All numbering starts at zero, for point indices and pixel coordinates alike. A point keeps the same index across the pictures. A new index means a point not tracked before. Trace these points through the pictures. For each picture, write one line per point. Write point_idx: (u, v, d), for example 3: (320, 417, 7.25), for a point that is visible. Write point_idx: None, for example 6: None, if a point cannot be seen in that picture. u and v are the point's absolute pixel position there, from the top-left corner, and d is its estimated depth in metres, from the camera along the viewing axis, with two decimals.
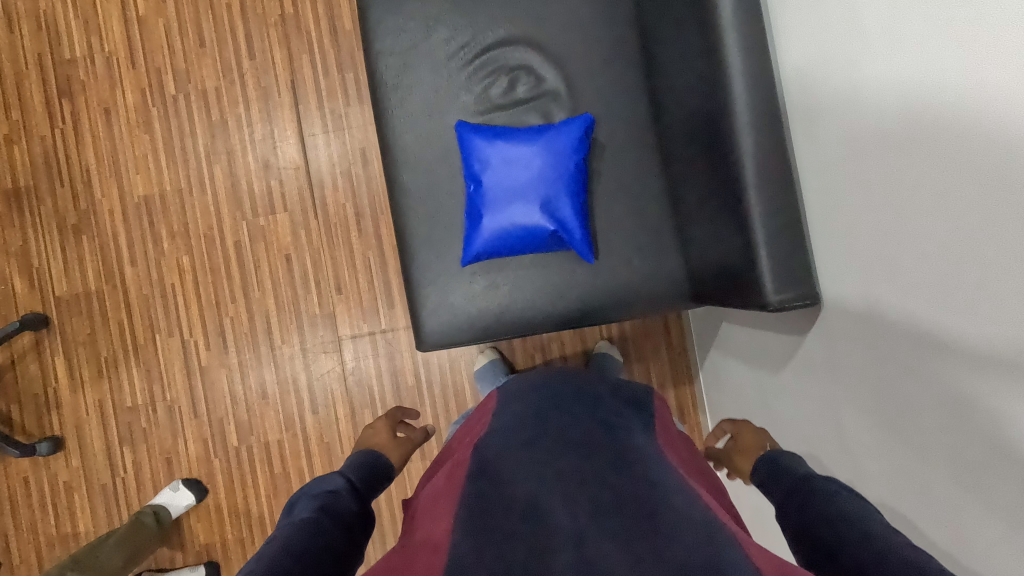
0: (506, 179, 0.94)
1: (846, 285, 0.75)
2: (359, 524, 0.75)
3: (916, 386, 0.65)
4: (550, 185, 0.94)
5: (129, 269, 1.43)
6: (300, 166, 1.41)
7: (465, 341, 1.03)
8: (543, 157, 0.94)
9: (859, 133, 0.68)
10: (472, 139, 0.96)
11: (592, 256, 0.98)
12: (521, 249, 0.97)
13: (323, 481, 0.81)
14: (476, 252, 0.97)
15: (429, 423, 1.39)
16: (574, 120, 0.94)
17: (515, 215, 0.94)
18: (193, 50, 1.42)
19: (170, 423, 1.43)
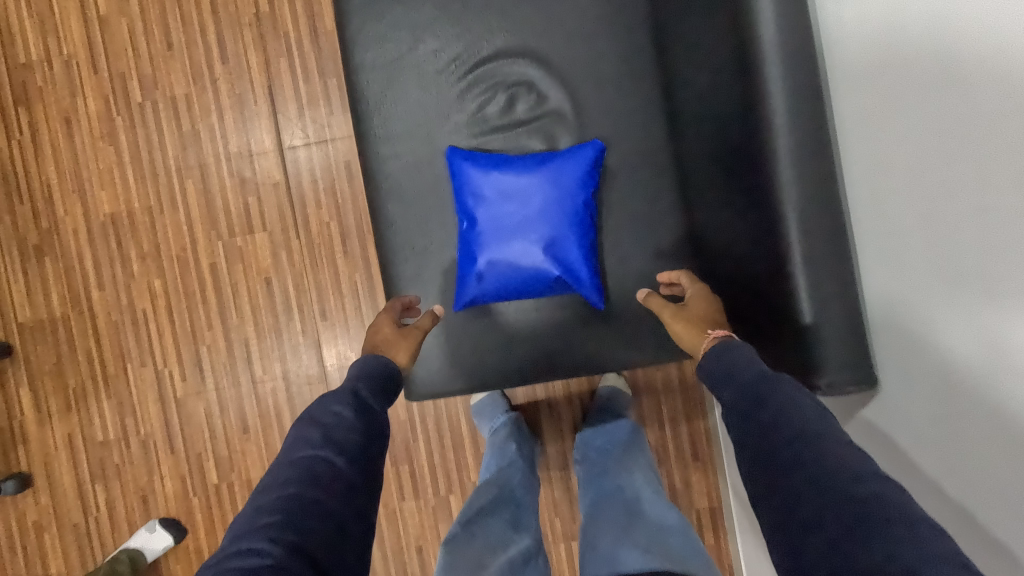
0: (504, 217, 0.83)
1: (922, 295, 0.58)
2: (369, 469, 0.67)
3: (994, 429, 0.51)
4: (554, 224, 0.82)
5: (97, 294, 1.32)
6: (279, 181, 1.29)
7: (459, 392, 0.92)
8: (546, 190, 0.82)
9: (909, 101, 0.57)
10: (466, 169, 0.84)
11: (602, 301, 0.87)
12: (521, 294, 0.86)
13: (330, 405, 0.69)
14: (471, 297, 0.86)
15: (422, 459, 1.30)
16: (583, 148, 0.83)
17: (514, 257, 0.83)
18: (160, 53, 1.29)
19: (145, 459, 1.33)
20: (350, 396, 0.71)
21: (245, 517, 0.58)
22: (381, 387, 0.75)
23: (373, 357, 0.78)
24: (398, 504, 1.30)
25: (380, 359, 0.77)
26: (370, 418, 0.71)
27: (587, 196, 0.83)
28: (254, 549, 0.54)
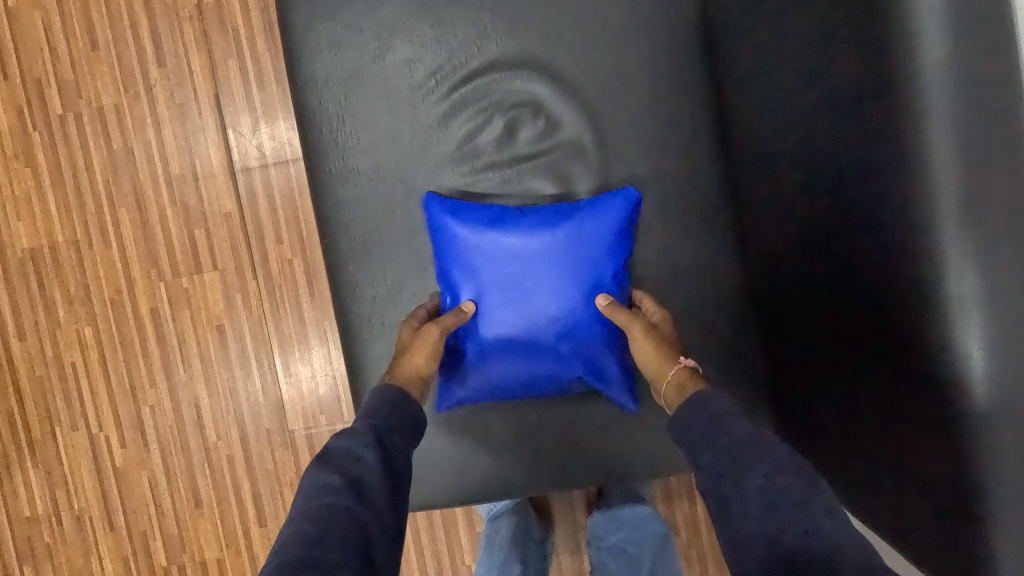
0: (506, 291, 0.67)
1: None
2: (397, 529, 0.55)
3: None
4: (569, 301, 0.66)
5: (17, 345, 1.11)
6: (232, 209, 1.07)
7: (447, 502, 0.72)
8: (559, 252, 0.67)
9: None
10: (456, 230, 0.67)
11: (634, 402, 0.69)
12: (529, 389, 0.68)
13: (354, 444, 0.57)
14: (464, 394, 0.68)
15: (408, 540, 1.09)
16: (605, 198, 0.67)
17: (521, 340, 0.66)
18: (83, 54, 1.06)
19: (80, 538, 1.13)
20: (376, 436, 0.58)
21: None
22: (412, 425, 0.63)
23: (389, 388, 0.63)
24: None
25: (400, 390, 0.64)
26: (398, 462, 0.59)
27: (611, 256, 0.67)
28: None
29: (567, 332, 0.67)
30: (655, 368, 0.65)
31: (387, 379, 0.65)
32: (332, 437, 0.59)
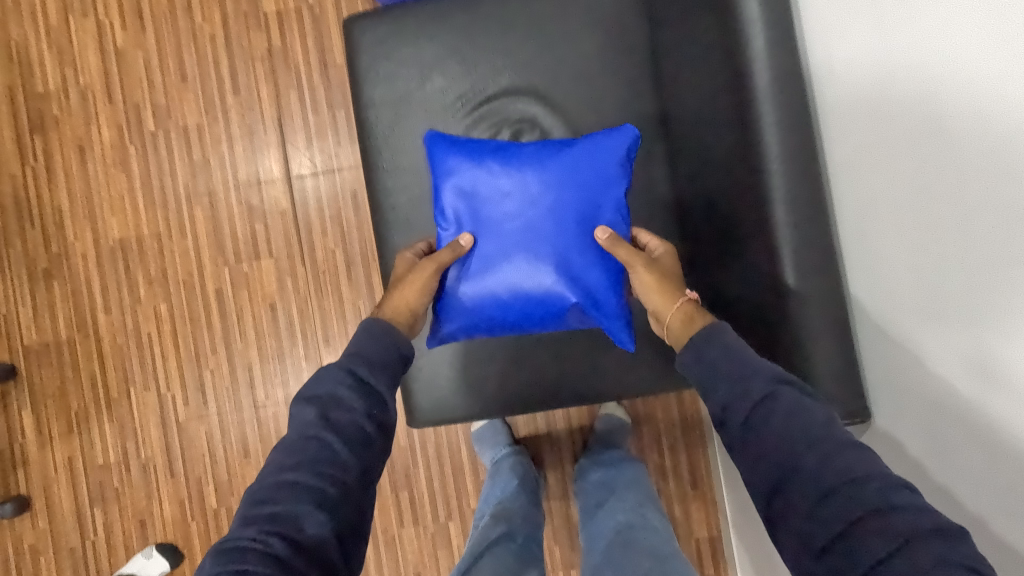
0: (512, 229, 0.83)
1: (914, 295, 0.61)
2: (370, 447, 0.69)
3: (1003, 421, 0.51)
4: (567, 240, 0.82)
5: (103, 317, 1.34)
6: (286, 209, 1.32)
7: (459, 417, 0.94)
8: (554, 178, 0.84)
9: (889, 116, 0.60)
10: (476, 176, 0.85)
11: (627, 336, 0.83)
12: (527, 311, 0.84)
13: (329, 384, 0.70)
14: (463, 312, 0.85)
15: (423, 486, 1.30)
16: (608, 150, 0.84)
17: (526, 268, 0.82)
18: (174, 84, 1.33)
19: (144, 483, 1.33)
20: (348, 375, 0.72)
21: (246, 498, 0.63)
22: (386, 359, 0.76)
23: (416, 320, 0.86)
24: (398, 530, 1.30)
25: (390, 318, 0.82)
26: (370, 394, 0.72)
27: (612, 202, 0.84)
28: (257, 537, 0.58)
29: (567, 264, 0.82)
30: (658, 302, 0.77)
31: (375, 319, 0.79)
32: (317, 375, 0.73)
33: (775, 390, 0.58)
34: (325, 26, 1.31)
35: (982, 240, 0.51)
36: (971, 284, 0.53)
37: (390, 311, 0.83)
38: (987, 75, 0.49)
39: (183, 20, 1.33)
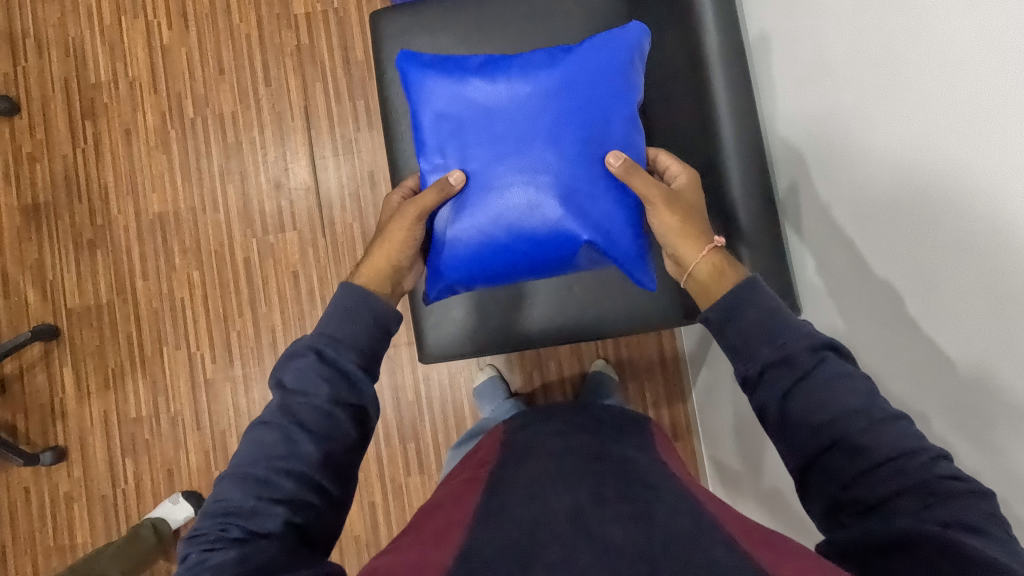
0: (515, 170, 0.88)
1: (836, 240, 0.79)
2: (335, 433, 0.69)
3: (896, 321, 0.69)
4: (571, 180, 0.87)
5: (140, 282, 1.48)
6: (310, 187, 1.48)
7: (464, 352, 1.07)
8: (545, 87, 0.89)
9: (816, 101, 0.79)
10: (482, 124, 0.90)
11: (634, 270, 0.90)
12: (537, 252, 0.90)
13: (296, 372, 0.71)
14: (472, 256, 0.91)
15: (429, 438, 1.42)
16: (606, 92, 0.90)
17: (530, 210, 0.87)
18: (213, 77, 1.50)
19: (173, 435, 1.45)
20: (317, 359, 0.72)
21: (219, 481, 0.67)
22: (356, 337, 0.75)
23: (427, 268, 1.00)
24: (405, 479, 1.42)
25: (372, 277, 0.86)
26: (338, 378, 0.71)
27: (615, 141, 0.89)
28: (217, 526, 0.62)
29: (569, 203, 0.87)
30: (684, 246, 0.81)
31: (348, 288, 0.78)
32: (287, 357, 0.73)
33: (823, 356, 0.63)
34: (349, 27, 1.48)
35: (880, 206, 0.70)
36: (873, 238, 0.72)
37: (372, 270, 0.87)
38: (883, 85, 0.66)
39: (222, 21, 1.50)
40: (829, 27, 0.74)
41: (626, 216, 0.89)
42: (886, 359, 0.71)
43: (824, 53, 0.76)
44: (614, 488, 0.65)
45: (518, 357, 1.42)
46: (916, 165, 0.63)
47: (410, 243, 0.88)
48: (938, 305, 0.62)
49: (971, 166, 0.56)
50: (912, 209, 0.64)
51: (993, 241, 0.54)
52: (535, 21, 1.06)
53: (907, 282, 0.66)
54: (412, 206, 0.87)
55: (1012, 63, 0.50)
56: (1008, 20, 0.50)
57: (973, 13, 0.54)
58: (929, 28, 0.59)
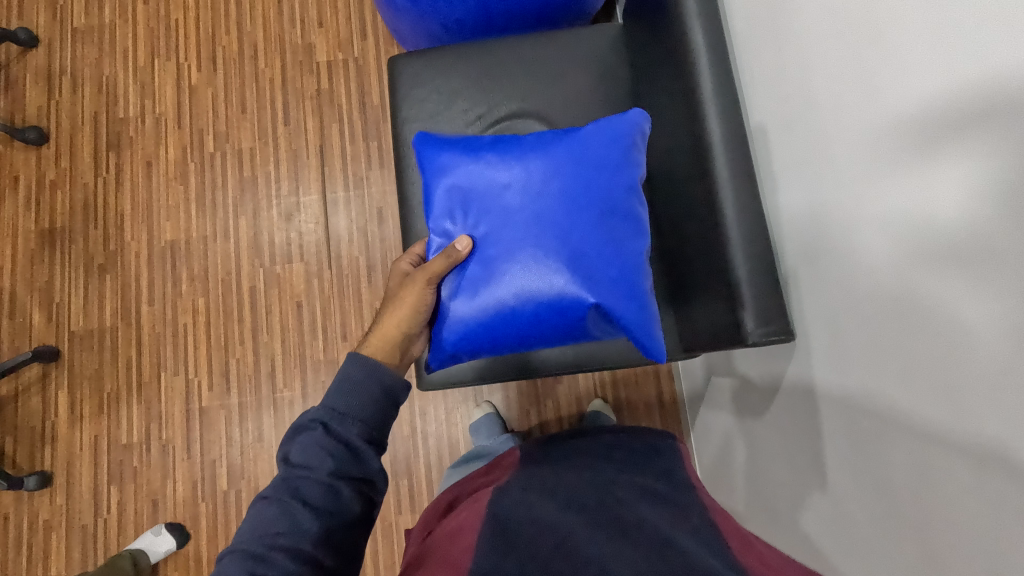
0: (517, 234, 0.86)
1: (822, 304, 0.74)
2: (338, 516, 0.63)
3: (888, 396, 0.63)
4: (578, 244, 0.85)
5: (146, 308, 1.50)
6: (319, 221, 1.52)
7: (463, 380, 1.06)
8: (553, 158, 0.89)
9: (797, 155, 0.76)
10: (487, 190, 0.90)
11: (646, 337, 0.86)
12: (546, 318, 0.86)
13: (302, 446, 0.65)
14: (473, 324, 0.88)
15: (422, 475, 1.39)
16: (613, 158, 0.88)
17: (537, 275, 0.84)
18: (235, 115, 1.58)
19: (162, 463, 1.43)
20: (324, 433, 0.66)
21: (220, 555, 0.62)
22: (365, 409, 0.69)
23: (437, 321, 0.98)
24: (395, 517, 1.38)
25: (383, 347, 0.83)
26: (344, 455, 0.65)
27: (623, 208, 0.88)
28: None
29: (577, 270, 0.84)
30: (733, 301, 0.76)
31: (355, 357, 0.71)
32: (294, 426, 0.67)
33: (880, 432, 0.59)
34: (367, 74, 1.58)
35: (860, 282, 0.67)
36: (863, 306, 0.66)
37: (381, 340, 0.85)
38: (872, 146, 0.62)
39: (248, 65, 1.60)
40: (809, 78, 0.71)
41: (636, 286, 0.86)
42: (880, 436, 0.65)
43: (804, 104, 0.73)
44: (615, 503, 0.64)
45: (517, 394, 1.42)
46: (912, 235, 0.58)
47: (420, 309, 0.87)
48: (939, 384, 0.56)
49: (974, 238, 0.50)
50: (909, 277, 0.58)
51: (1003, 322, 0.48)
52: (542, 65, 1.13)
53: (904, 356, 0.60)
54: (422, 270, 0.87)
55: (1010, 133, 0.46)
56: (1000, 82, 0.46)
57: (965, 74, 0.50)
58: (918, 88, 0.55)
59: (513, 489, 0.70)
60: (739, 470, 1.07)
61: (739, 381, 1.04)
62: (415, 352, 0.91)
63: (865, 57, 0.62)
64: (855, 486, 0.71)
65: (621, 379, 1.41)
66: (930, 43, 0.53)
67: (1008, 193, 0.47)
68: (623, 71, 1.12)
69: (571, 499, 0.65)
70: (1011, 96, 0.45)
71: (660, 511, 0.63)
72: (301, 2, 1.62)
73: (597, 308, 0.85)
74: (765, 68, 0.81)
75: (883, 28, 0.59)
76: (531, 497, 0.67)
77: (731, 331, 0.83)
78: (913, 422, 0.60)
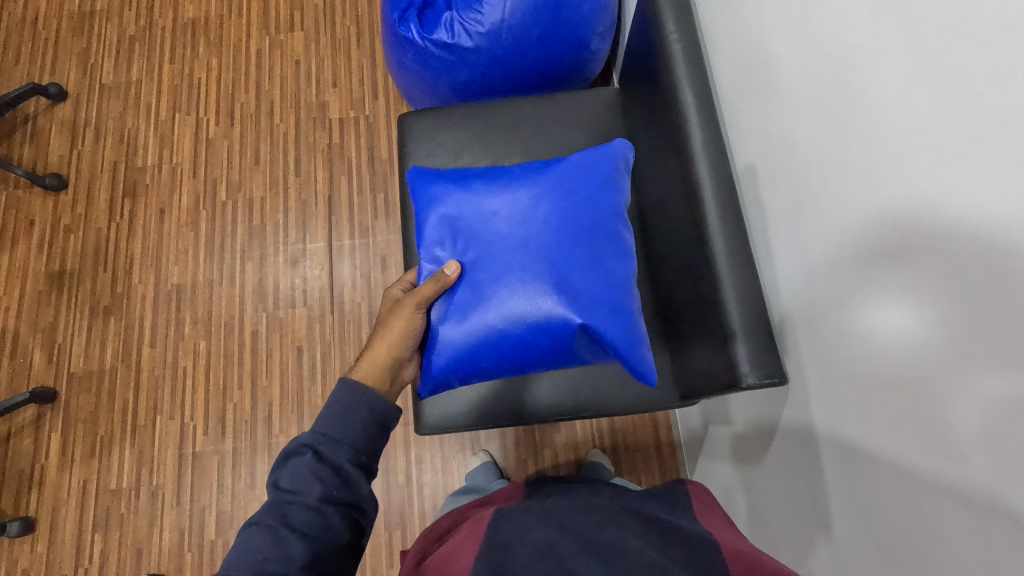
0: (506, 260, 0.89)
1: (817, 341, 0.76)
2: (325, 544, 0.62)
3: (886, 429, 0.64)
4: (564, 267, 0.87)
5: (147, 350, 1.51)
6: (324, 268, 1.56)
7: (460, 427, 1.06)
8: (538, 187, 0.93)
9: (789, 197, 0.79)
10: (477, 217, 0.94)
11: (634, 358, 0.88)
12: (535, 341, 0.88)
13: (292, 471, 0.65)
14: (464, 348, 0.89)
15: (416, 526, 1.36)
16: (599, 183, 0.93)
17: (525, 298, 0.87)
18: (249, 166, 1.65)
19: (150, 509, 1.40)
20: (314, 458, 0.66)
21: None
22: (355, 435, 0.70)
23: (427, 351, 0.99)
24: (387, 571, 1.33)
25: (373, 371, 0.84)
26: (333, 481, 0.66)
27: (609, 231, 0.91)
28: None
29: (563, 293, 0.86)
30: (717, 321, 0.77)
31: (347, 383, 0.73)
32: (285, 452, 0.68)
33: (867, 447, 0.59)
34: (376, 130, 1.66)
35: (855, 316, 0.68)
36: (859, 342, 0.67)
37: (370, 362, 0.85)
38: (860, 197, 0.65)
39: (263, 120, 1.69)
40: (797, 125, 0.76)
41: (623, 309, 0.88)
42: (878, 471, 0.65)
43: (793, 150, 0.77)
44: (610, 527, 0.64)
45: (514, 443, 1.41)
46: (907, 277, 0.59)
47: (409, 335, 0.89)
48: (937, 432, 0.56)
49: (965, 290, 0.53)
50: (906, 313, 0.60)
51: (1001, 355, 0.49)
52: (542, 121, 1.20)
53: (903, 399, 0.61)
54: (412, 296, 0.90)
55: (994, 177, 0.49)
56: (981, 142, 0.50)
57: (944, 124, 0.54)
58: (897, 142, 0.59)
59: (510, 516, 0.70)
60: (741, 521, 1.05)
61: (736, 429, 1.04)
62: (407, 377, 0.91)
63: (849, 105, 0.66)
64: (856, 525, 0.70)
65: (619, 428, 1.40)
66: (907, 99, 0.57)
67: (998, 229, 0.49)
68: (619, 126, 1.19)
69: (565, 523, 0.65)
70: (994, 150, 0.49)
71: (653, 537, 0.63)
72: (317, 64, 1.73)
73: (584, 329, 0.87)
74: (754, 122, 0.86)
75: (864, 77, 0.63)
76: (527, 520, 0.67)
77: (726, 361, 0.84)
78: (913, 456, 0.60)
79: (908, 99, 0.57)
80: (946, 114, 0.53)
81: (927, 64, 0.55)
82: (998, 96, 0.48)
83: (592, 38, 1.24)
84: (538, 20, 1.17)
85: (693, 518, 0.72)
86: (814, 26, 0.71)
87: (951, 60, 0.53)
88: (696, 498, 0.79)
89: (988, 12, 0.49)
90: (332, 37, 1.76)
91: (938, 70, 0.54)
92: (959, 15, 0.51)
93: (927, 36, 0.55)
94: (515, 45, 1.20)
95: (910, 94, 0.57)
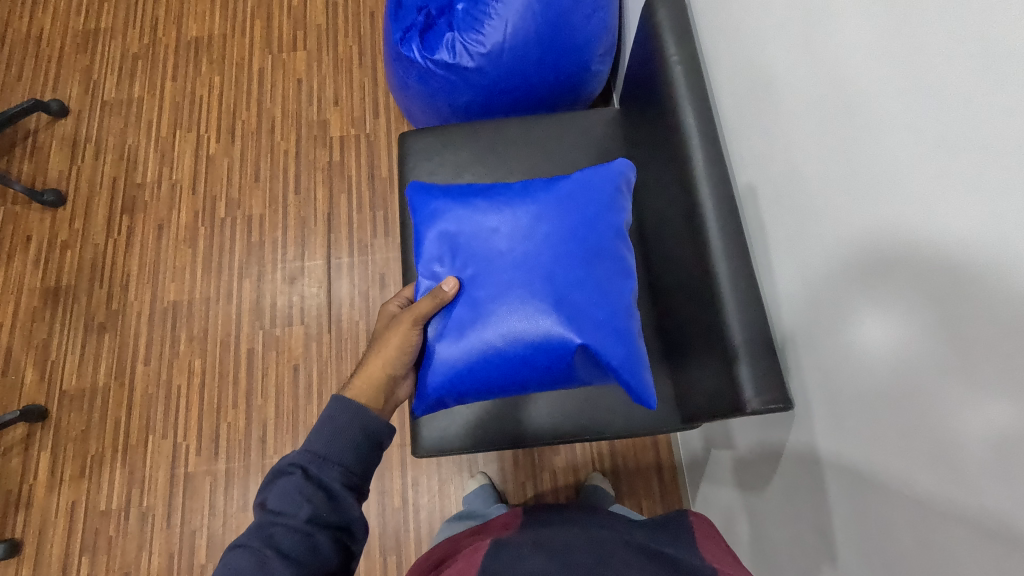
0: (506, 277, 0.88)
1: (821, 362, 0.75)
2: (312, 567, 0.60)
3: (890, 453, 0.62)
4: (564, 285, 0.86)
5: (141, 368, 1.49)
6: (322, 285, 1.55)
7: (458, 449, 1.04)
8: (539, 205, 0.93)
9: (791, 217, 0.79)
10: (477, 233, 0.93)
11: (635, 379, 0.86)
12: (533, 360, 0.87)
13: (280, 491, 0.63)
14: (461, 367, 0.88)
15: (411, 550, 1.33)
16: (601, 202, 0.92)
17: (524, 317, 0.86)
18: (248, 184, 1.65)
19: (139, 532, 1.36)
20: (303, 478, 0.65)
21: None
22: (346, 455, 0.68)
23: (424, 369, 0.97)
24: None
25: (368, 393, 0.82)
26: (322, 502, 0.64)
27: (610, 250, 0.90)
28: None
29: (563, 312, 0.85)
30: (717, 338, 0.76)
31: (339, 400, 0.71)
32: (273, 472, 0.66)
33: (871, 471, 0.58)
34: (377, 148, 1.66)
35: (858, 336, 0.67)
36: (863, 363, 0.66)
37: (364, 380, 0.84)
38: (861, 217, 0.65)
39: (264, 138, 1.69)
40: (799, 145, 0.75)
41: (624, 329, 0.87)
42: (884, 496, 0.64)
43: (795, 169, 0.76)
44: (610, 561, 0.62)
45: (512, 466, 1.38)
46: (910, 298, 0.59)
47: (405, 351, 0.88)
48: (943, 456, 0.55)
49: (971, 312, 0.52)
50: (909, 334, 0.59)
51: (1007, 377, 0.48)
52: (542, 142, 1.20)
53: (908, 422, 0.59)
54: (408, 312, 0.88)
55: (997, 198, 0.48)
56: (984, 162, 0.50)
57: (946, 146, 0.53)
58: (899, 164, 0.59)
59: (507, 546, 0.68)
60: (744, 549, 1.02)
61: (739, 453, 1.03)
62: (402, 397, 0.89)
63: (851, 126, 0.66)
64: (862, 554, 0.68)
65: (619, 450, 1.38)
66: (908, 121, 0.57)
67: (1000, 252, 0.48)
68: (619, 147, 1.19)
69: (565, 555, 0.63)
70: (997, 173, 0.48)
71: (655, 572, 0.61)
72: (318, 82, 1.74)
73: (584, 349, 0.85)
74: (755, 143, 0.86)
75: (866, 99, 0.63)
76: (525, 551, 0.65)
77: (728, 383, 0.82)
78: (918, 480, 0.58)
79: (910, 120, 0.57)
80: (948, 136, 0.53)
81: (930, 87, 0.55)
82: (1001, 119, 0.48)
83: (592, 59, 1.25)
84: (539, 41, 1.18)
85: (696, 550, 0.70)
86: (815, 49, 0.71)
87: (952, 83, 0.53)
88: (699, 529, 0.76)
89: (991, 33, 0.48)
90: (334, 56, 1.77)
91: (940, 93, 0.54)
92: (959, 38, 0.51)
93: (928, 60, 0.55)
94: (515, 66, 1.21)
95: (913, 117, 0.57)
